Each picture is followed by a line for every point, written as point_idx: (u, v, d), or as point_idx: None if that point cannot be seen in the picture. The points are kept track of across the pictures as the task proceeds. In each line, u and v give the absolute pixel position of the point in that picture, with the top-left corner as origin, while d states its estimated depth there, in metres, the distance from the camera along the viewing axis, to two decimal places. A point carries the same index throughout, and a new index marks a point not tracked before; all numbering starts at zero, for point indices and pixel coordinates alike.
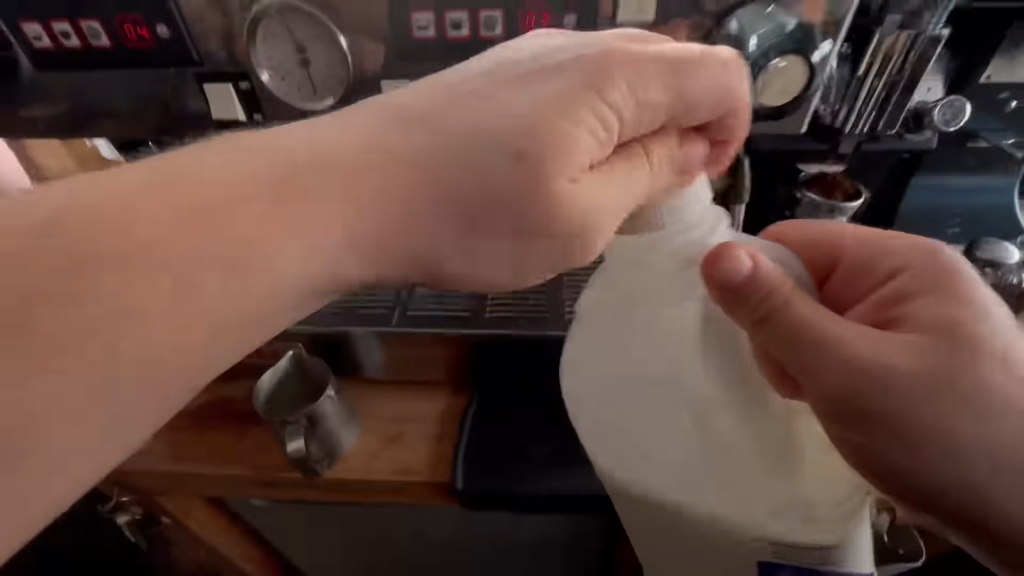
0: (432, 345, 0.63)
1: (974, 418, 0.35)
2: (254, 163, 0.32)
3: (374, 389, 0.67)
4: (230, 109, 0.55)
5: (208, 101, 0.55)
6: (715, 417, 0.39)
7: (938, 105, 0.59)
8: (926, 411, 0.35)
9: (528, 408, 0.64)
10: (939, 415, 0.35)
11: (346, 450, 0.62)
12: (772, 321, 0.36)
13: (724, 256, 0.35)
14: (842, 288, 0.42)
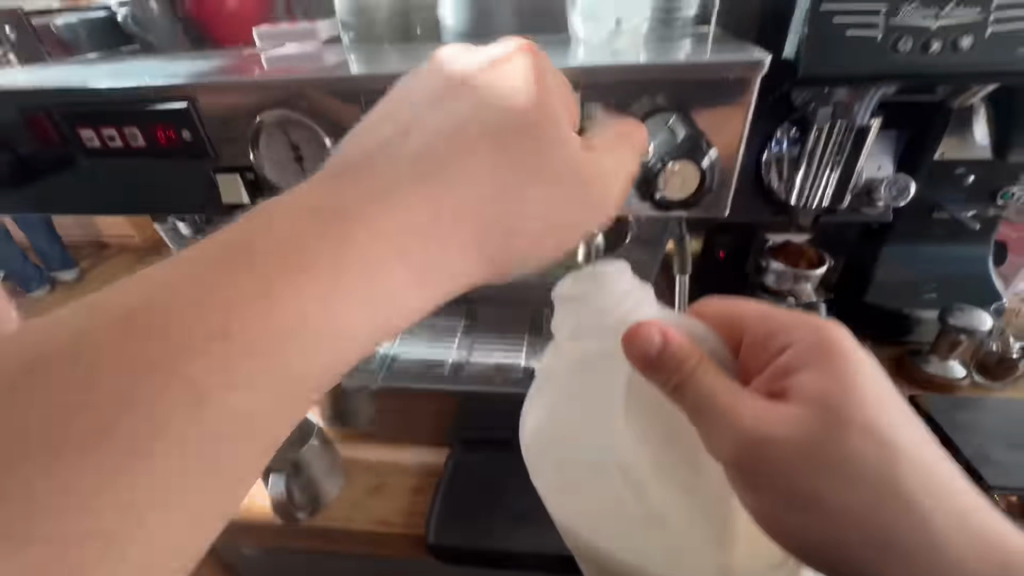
0: (414, 399, 0.68)
1: (844, 482, 0.40)
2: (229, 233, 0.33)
3: (367, 440, 0.72)
4: (236, 191, 0.59)
5: (218, 189, 0.59)
6: (658, 490, 0.41)
7: (884, 181, 0.64)
8: (810, 474, 0.40)
9: (509, 462, 0.67)
10: (814, 484, 0.40)
11: (330, 499, 0.65)
12: (682, 392, 0.40)
13: (652, 334, 0.39)
14: (747, 361, 0.46)
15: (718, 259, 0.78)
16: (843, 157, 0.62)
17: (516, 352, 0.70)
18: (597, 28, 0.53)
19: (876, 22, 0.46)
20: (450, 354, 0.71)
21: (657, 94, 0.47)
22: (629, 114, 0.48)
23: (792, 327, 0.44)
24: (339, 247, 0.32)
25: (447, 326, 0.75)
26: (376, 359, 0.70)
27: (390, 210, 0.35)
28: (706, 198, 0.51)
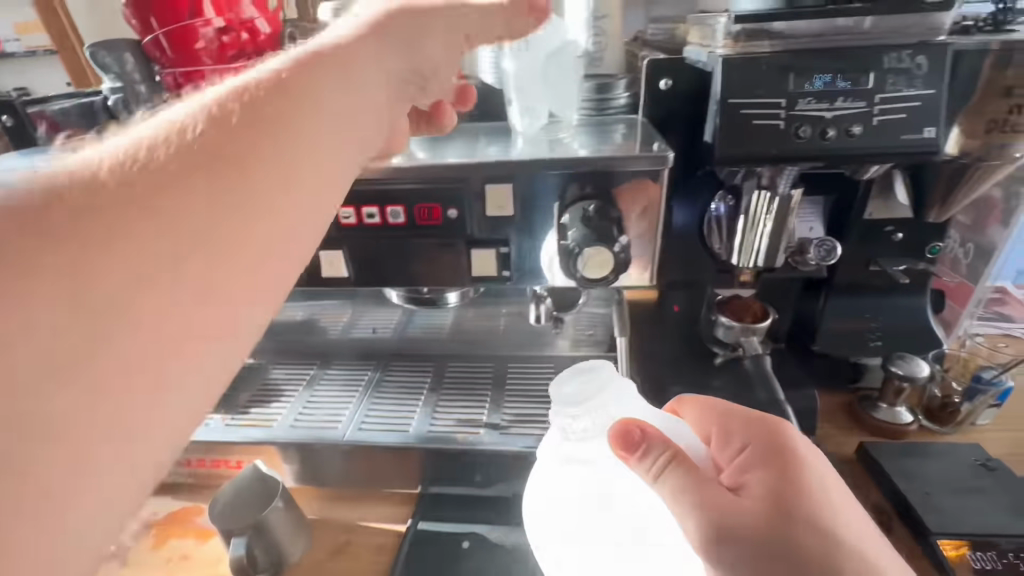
0: (377, 459, 0.69)
1: None
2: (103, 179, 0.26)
3: (334, 498, 0.73)
4: None
5: None
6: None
7: (812, 244, 0.69)
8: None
9: (474, 517, 0.68)
10: None
11: (294, 561, 0.66)
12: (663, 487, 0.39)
13: (638, 432, 0.39)
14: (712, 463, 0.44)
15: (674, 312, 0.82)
16: (770, 224, 0.66)
17: (479, 407, 0.72)
18: (533, 123, 0.64)
19: (777, 113, 0.52)
20: (414, 412, 0.72)
21: (586, 184, 0.55)
22: (563, 194, 0.56)
23: (754, 424, 0.45)
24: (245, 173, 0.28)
25: (413, 383, 0.78)
26: (342, 419, 0.72)
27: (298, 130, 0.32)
28: (619, 274, 0.54)
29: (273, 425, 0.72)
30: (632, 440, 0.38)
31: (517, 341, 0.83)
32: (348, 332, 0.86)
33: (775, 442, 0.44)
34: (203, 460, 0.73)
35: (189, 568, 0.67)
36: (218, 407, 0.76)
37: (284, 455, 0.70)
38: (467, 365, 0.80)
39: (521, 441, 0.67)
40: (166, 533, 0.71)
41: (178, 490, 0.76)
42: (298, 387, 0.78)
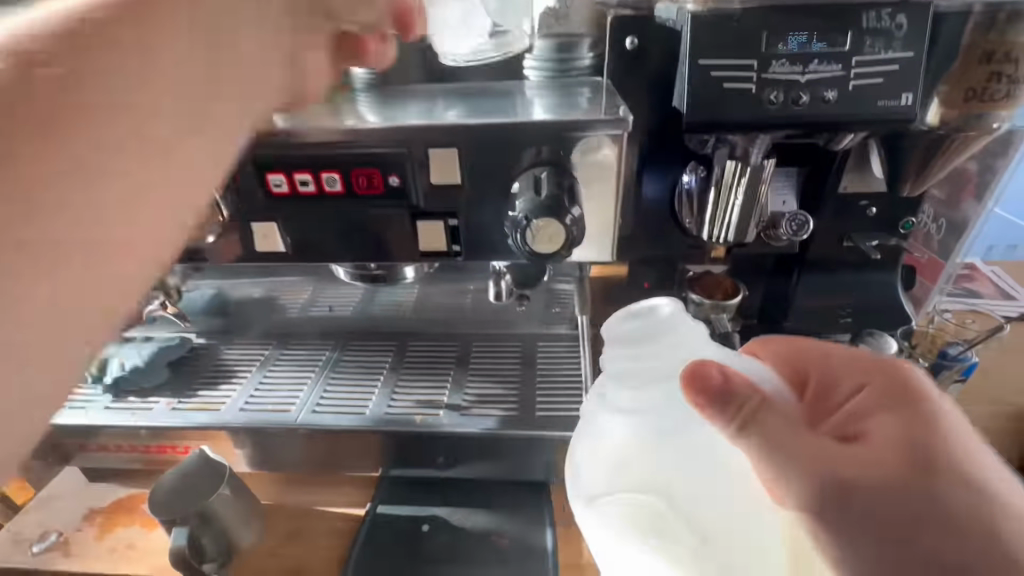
0: (332, 442, 0.66)
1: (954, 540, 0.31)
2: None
3: (291, 482, 0.71)
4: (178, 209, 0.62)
5: None
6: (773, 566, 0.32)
7: (784, 217, 0.67)
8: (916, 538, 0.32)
9: (434, 500, 0.66)
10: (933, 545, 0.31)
11: (244, 548, 0.63)
12: (750, 432, 0.32)
13: (714, 375, 0.32)
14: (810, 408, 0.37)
15: (644, 289, 0.79)
16: (741, 197, 0.64)
17: (440, 388, 0.69)
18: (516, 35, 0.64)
19: (748, 75, 0.49)
20: (372, 393, 0.69)
21: (545, 147, 0.52)
22: (519, 160, 0.53)
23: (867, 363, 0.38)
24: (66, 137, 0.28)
25: (372, 363, 0.74)
26: (295, 402, 0.68)
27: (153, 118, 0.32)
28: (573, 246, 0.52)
29: (222, 409, 0.68)
30: (703, 388, 0.32)
31: (482, 319, 0.80)
32: (306, 310, 0.82)
33: (898, 381, 0.37)
34: (148, 446, 0.69)
35: (138, 558, 0.64)
36: (165, 389, 0.72)
37: (234, 439, 0.67)
38: (429, 343, 0.77)
39: (482, 423, 0.64)
40: (111, 521, 0.68)
41: (126, 476, 0.73)
42: (251, 367, 0.75)
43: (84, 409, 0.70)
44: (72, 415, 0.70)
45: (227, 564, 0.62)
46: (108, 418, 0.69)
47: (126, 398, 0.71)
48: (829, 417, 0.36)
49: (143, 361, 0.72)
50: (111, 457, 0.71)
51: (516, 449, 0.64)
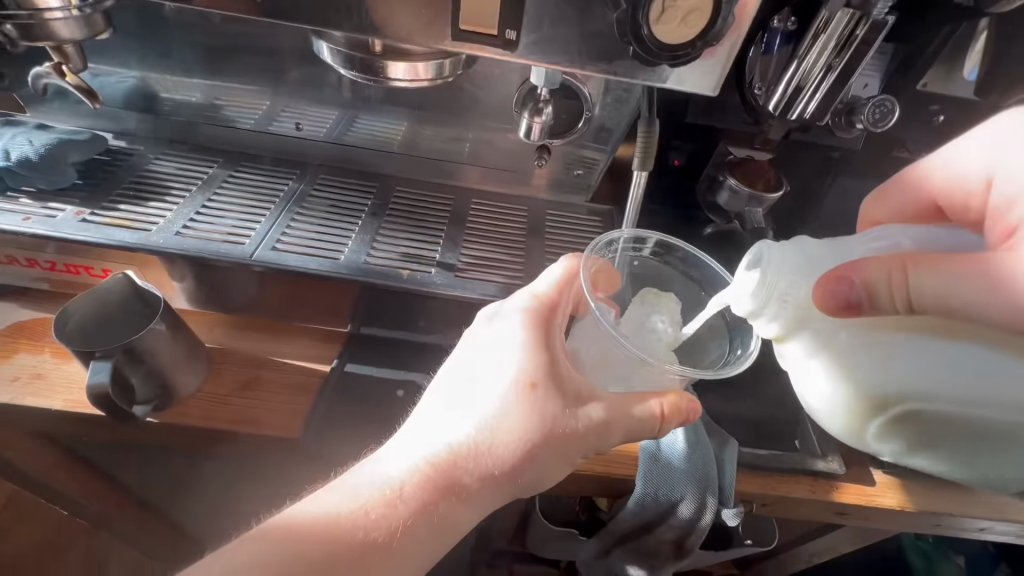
0: (294, 287, 0.55)
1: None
2: (464, 468, 0.44)
3: (242, 328, 0.61)
4: None
5: None
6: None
7: (869, 102, 0.57)
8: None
9: (408, 364, 0.59)
10: None
11: (186, 393, 0.54)
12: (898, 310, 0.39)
13: (849, 300, 0.39)
14: (902, 294, 0.39)
15: (674, 165, 0.69)
16: (840, 66, 0.51)
17: (430, 242, 0.59)
18: None
19: None
20: (349, 237, 0.57)
21: None
22: None
23: (895, 279, 0.39)
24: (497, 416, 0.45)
25: (348, 205, 0.61)
26: (249, 234, 0.55)
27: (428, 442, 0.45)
28: (708, 45, 0.36)
29: (152, 229, 0.54)
30: (843, 300, 0.40)
31: (485, 175, 0.67)
32: (265, 127, 0.65)
33: (923, 297, 0.38)
34: (54, 264, 0.55)
35: (44, 389, 0.53)
36: (72, 196, 0.56)
37: (168, 266, 0.54)
38: (419, 193, 0.65)
39: (479, 288, 0.55)
40: (9, 346, 0.56)
41: (31, 298, 0.60)
42: (191, 186, 0.59)
43: None
44: None
45: (164, 407, 0.53)
46: None
47: (18, 199, 0.55)
48: (903, 302, 0.39)
49: (38, 154, 0.55)
50: (5, 271, 0.57)
51: None
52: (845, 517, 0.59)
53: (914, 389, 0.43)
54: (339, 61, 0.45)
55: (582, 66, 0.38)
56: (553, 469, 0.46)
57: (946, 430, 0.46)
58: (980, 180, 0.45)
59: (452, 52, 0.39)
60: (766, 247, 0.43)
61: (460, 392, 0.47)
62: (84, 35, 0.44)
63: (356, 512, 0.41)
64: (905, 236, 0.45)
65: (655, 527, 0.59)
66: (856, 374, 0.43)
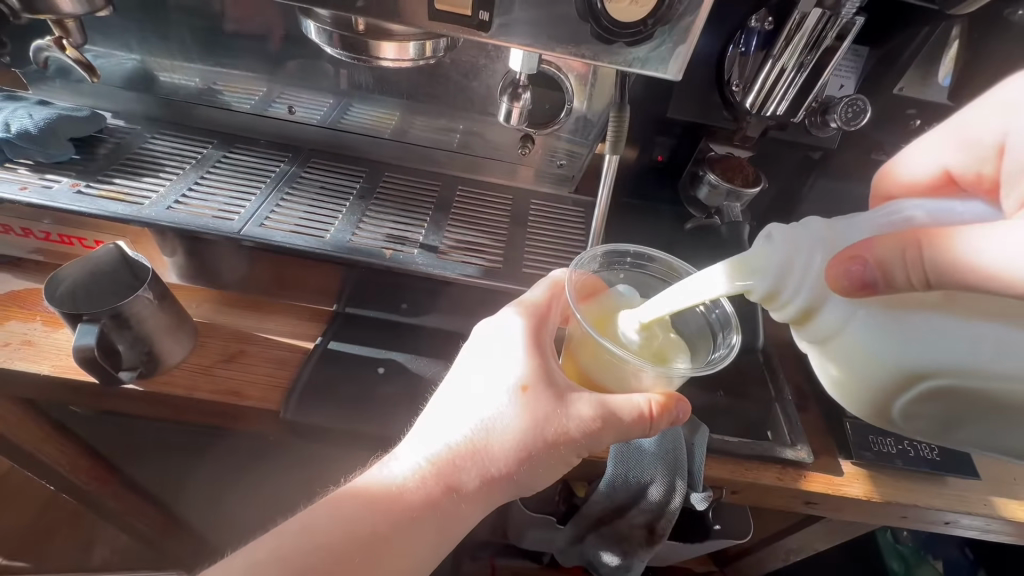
0: (281, 263, 0.57)
1: None
2: (464, 472, 0.45)
3: (231, 305, 0.63)
4: None
5: None
6: None
7: (841, 101, 0.59)
8: None
9: (390, 344, 0.61)
10: None
11: (171, 362, 0.56)
12: (922, 284, 0.33)
13: (862, 277, 0.34)
14: (923, 268, 0.32)
15: (657, 159, 0.71)
16: (812, 63, 0.54)
17: (415, 225, 0.60)
18: None
19: None
20: (337, 217, 0.59)
21: None
22: None
23: (911, 256, 0.32)
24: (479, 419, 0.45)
25: (337, 188, 0.63)
26: (239, 211, 0.57)
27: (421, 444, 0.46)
28: (664, 26, 0.38)
29: (146, 203, 0.55)
30: (854, 278, 0.34)
31: (471, 165, 0.69)
32: (260, 110, 0.67)
33: (945, 274, 0.32)
34: (49, 235, 0.57)
35: (34, 355, 0.55)
36: (69, 169, 0.58)
37: (159, 240, 0.56)
38: (407, 179, 0.66)
39: (461, 270, 0.57)
40: (2, 313, 0.57)
41: (25, 270, 0.62)
42: (184, 165, 0.61)
43: None
44: None
45: (148, 375, 0.55)
46: None
47: (15, 170, 0.57)
48: (926, 277, 0.32)
49: (37, 127, 0.56)
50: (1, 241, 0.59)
51: (492, 302, 0.58)
52: (814, 507, 0.60)
53: (969, 369, 0.36)
54: (326, 39, 0.47)
55: (554, 50, 0.40)
56: (549, 469, 0.47)
57: (995, 423, 0.38)
58: (994, 146, 0.42)
59: (431, 34, 0.41)
60: (775, 229, 0.38)
61: (461, 398, 0.47)
62: (84, 10, 0.46)
63: (360, 508, 0.42)
64: (919, 209, 0.39)
65: (626, 511, 0.60)
66: (881, 358, 0.38)
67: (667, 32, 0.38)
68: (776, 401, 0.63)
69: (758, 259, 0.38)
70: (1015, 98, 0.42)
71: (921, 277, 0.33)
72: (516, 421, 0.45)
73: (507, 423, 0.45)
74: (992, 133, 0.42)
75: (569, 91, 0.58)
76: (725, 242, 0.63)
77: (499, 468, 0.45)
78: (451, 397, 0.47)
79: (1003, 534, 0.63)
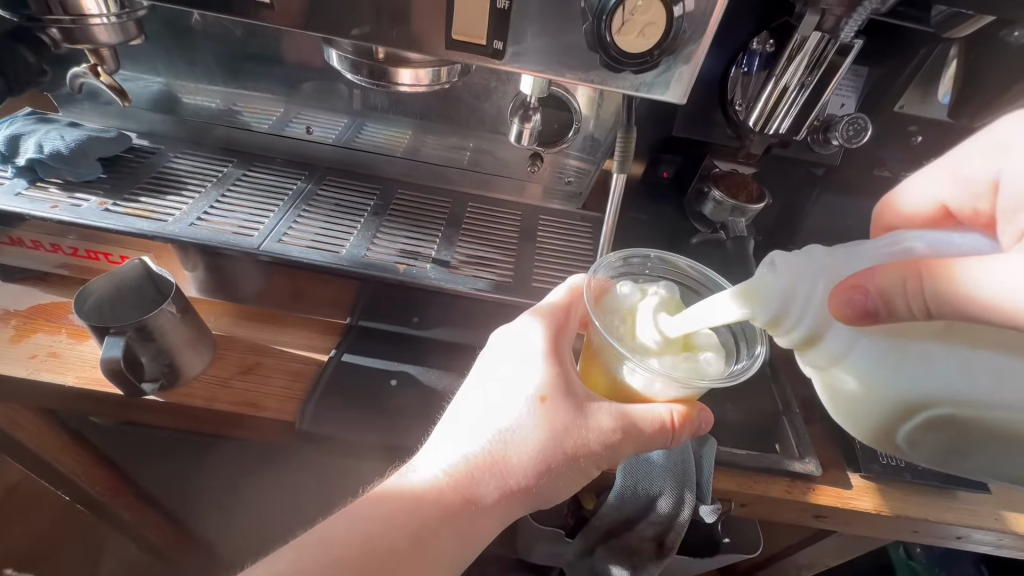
0: (297, 277, 0.59)
1: None
2: (480, 484, 0.45)
3: (249, 318, 0.65)
4: None
5: None
6: None
7: (843, 119, 0.60)
8: None
9: (403, 357, 0.62)
10: None
11: (191, 374, 0.57)
12: (924, 314, 0.34)
13: (865, 306, 0.34)
14: (924, 299, 0.33)
15: (662, 175, 0.73)
16: (813, 84, 0.55)
17: (427, 240, 0.62)
18: None
19: None
20: (351, 234, 0.61)
21: None
22: None
23: (912, 286, 0.33)
24: (500, 429, 0.46)
25: (352, 205, 0.65)
26: (257, 228, 0.59)
27: (439, 456, 0.47)
28: (667, 55, 0.40)
29: (169, 220, 0.58)
30: (857, 307, 0.34)
31: (482, 182, 0.70)
32: (278, 130, 0.69)
33: (945, 305, 0.33)
34: (77, 250, 0.59)
35: (60, 366, 0.56)
36: (97, 188, 0.60)
37: (181, 255, 0.58)
38: (419, 195, 0.68)
39: (473, 283, 0.58)
40: (30, 325, 0.59)
41: (51, 284, 0.64)
42: (206, 183, 0.63)
43: None
44: None
45: (170, 387, 0.56)
46: (18, 200, 0.57)
47: (46, 189, 0.59)
48: (929, 309, 0.33)
49: (68, 148, 0.59)
50: (31, 256, 0.61)
51: (502, 314, 0.59)
52: (824, 520, 0.60)
53: (969, 400, 0.37)
54: (347, 66, 0.50)
55: (565, 75, 0.42)
56: (568, 482, 0.48)
57: (998, 451, 0.39)
58: (989, 183, 0.43)
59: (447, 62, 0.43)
60: (778, 256, 0.39)
61: (480, 409, 0.48)
62: (119, 40, 0.49)
63: (381, 521, 0.43)
64: (919, 239, 0.40)
65: (635, 523, 0.61)
66: (883, 383, 0.39)
67: (671, 59, 0.40)
68: (784, 414, 0.64)
69: (761, 287, 0.39)
70: (1012, 136, 0.43)
71: (921, 308, 0.33)
72: (536, 431, 0.46)
73: (527, 436, 0.46)
74: (987, 169, 0.44)
75: (577, 112, 0.60)
76: (732, 256, 0.64)
77: (515, 483, 0.46)
78: (470, 409, 0.48)
79: (1016, 549, 0.62)
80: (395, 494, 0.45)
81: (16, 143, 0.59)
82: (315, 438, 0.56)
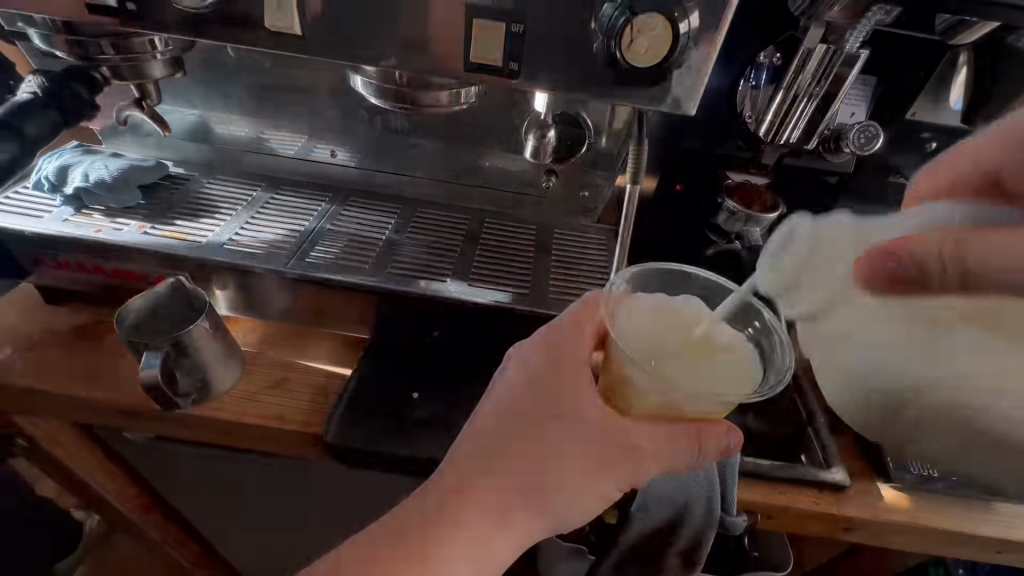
0: (322, 293, 0.61)
1: None
2: (497, 503, 0.46)
3: (275, 335, 0.67)
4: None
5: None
6: None
7: (854, 128, 0.61)
8: None
9: (424, 370, 0.63)
10: None
11: (221, 389, 0.59)
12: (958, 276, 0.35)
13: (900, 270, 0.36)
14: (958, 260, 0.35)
15: (675, 188, 0.74)
16: (821, 94, 0.57)
17: (446, 256, 0.64)
18: None
19: None
20: (373, 251, 0.63)
21: None
22: None
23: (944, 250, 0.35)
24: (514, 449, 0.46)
25: (373, 225, 0.67)
26: (284, 248, 0.61)
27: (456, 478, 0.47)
28: (675, 70, 0.42)
29: (203, 241, 0.61)
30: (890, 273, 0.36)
31: (499, 198, 0.73)
32: (304, 154, 0.73)
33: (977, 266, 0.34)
34: (118, 271, 0.62)
35: (97, 383, 0.59)
36: (137, 213, 0.64)
37: (213, 276, 0.61)
38: (437, 213, 0.70)
39: (492, 296, 0.60)
40: (70, 344, 0.62)
41: (90, 305, 0.67)
42: (236, 206, 0.66)
43: (42, 215, 0.61)
44: (24, 218, 0.60)
45: (201, 401, 0.59)
46: (68, 226, 0.61)
47: (91, 215, 0.62)
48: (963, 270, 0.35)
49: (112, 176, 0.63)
50: (73, 279, 0.64)
51: (521, 326, 0.60)
52: (855, 533, 0.58)
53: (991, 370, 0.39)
54: (372, 91, 0.53)
55: (578, 93, 0.44)
56: (588, 501, 0.48)
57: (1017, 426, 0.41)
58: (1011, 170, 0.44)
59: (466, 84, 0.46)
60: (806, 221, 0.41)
61: (497, 429, 0.48)
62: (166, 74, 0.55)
63: (402, 547, 0.45)
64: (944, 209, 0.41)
65: (659, 539, 0.59)
66: None
67: (679, 74, 0.42)
68: (809, 424, 0.63)
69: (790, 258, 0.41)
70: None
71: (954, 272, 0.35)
72: (554, 447, 0.46)
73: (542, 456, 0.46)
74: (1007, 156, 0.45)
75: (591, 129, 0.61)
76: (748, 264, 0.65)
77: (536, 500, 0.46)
78: (484, 431, 0.48)
79: None
80: (412, 516, 0.46)
81: (65, 173, 0.63)
82: (340, 450, 0.57)
